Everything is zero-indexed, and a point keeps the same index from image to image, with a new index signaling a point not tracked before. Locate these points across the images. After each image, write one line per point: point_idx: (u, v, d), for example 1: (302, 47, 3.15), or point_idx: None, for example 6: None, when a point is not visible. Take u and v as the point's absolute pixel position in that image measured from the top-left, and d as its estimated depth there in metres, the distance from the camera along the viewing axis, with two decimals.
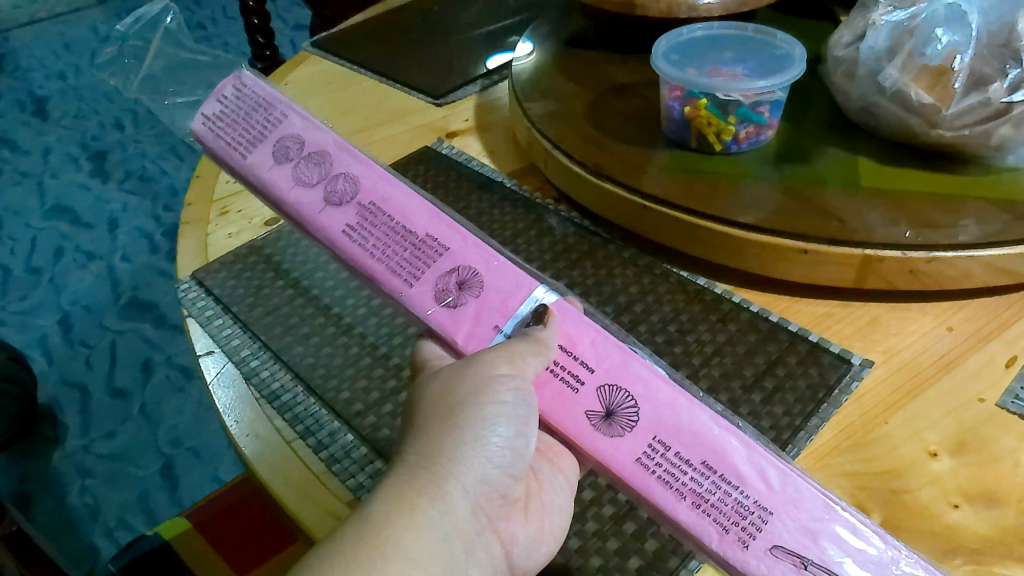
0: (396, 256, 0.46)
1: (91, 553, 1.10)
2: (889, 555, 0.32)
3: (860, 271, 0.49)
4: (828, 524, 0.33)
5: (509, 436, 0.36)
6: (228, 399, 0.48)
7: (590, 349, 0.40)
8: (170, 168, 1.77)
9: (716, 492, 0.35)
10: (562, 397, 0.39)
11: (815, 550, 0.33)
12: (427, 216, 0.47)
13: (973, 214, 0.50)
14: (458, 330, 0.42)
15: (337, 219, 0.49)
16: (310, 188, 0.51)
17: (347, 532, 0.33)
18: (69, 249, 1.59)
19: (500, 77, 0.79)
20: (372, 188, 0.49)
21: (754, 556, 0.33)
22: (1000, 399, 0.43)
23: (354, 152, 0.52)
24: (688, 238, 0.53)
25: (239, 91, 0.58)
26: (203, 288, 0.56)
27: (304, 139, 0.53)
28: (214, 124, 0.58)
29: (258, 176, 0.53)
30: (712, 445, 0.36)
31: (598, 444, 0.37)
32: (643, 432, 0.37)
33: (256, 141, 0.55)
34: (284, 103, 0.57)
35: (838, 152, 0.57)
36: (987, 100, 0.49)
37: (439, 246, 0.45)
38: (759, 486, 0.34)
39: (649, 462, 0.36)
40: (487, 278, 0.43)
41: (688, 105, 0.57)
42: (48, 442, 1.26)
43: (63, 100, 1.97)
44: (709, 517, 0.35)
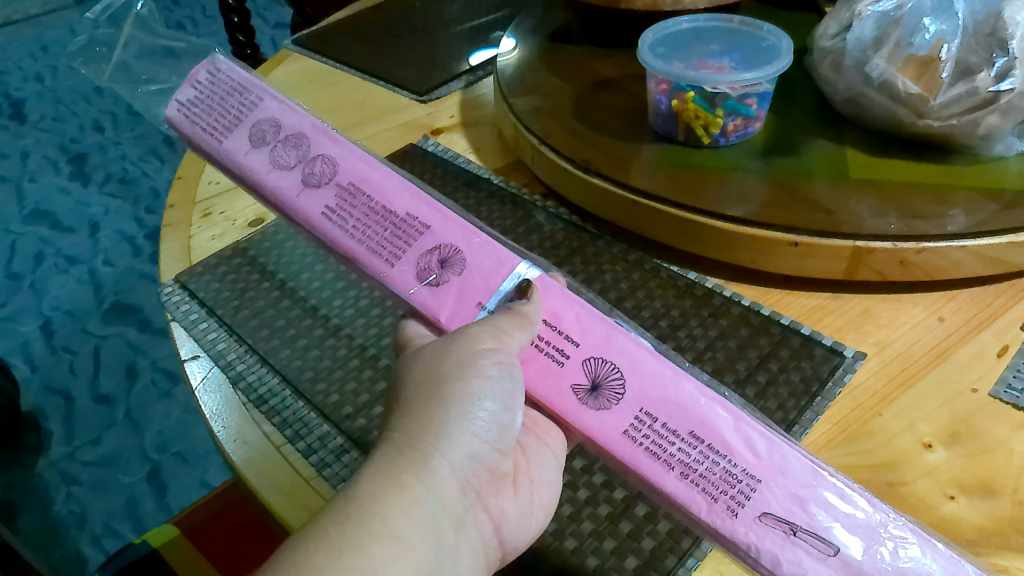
0: (376, 237, 0.46)
1: (79, 562, 1.09)
2: (877, 518, 0.32)
3: (851, 263, 0.49)
4: (815, 489, 0.33)
5: (496, 411, 0.35)
6: (214, 404, 0.47)
7: (574, 324, 0.39)
8: (150, 169, 1.75)
9: (704, 461, 0.35)
10: (547, 371, 0.38)
11: (803, 516, 0.33)
12: (408, 195, 0.46)
13: (962, 204, 0.50)
14: (440, 308, 0.42)
15: (315, 201, 0.48)
16: (288, 170, 0.50)
17: (331, 515, 0.31)
18: (49, 254, 1.57)
19: (484, 73, 0.79)
20: (350, 168, 0.49)
21: (743, 525, 0.33)
22: (992, 389, 0.43)
23: (331, 134, 0.51)
24: (679, 234, 0.53)
25: (215, 76, 0.58)
26: (186, 291, 0.55)
27: (280, 122, 0.53)
28: (190, 110, 0.57)
29: (234, 160, 0.52)
30: (698, 415, 0.36)
31: (585, 418, 0.37)
32: (629, 404, 0.37)
33: (232, 125, 0.54)
34: (260, 87, 0.56)
35: (826, 144, 0.57)
36: (974, 89, 0.49)
37: (419, 225, 0.45)
38: (745, 454, 0.34)
39: (636, 434, 0.36)
40: (469, 256, 0.43)
41: (675, 98, 0.56)
42: (31, 450, 1.24)
43: (40, 102, 1.94)
44: (697, 487, 0.34)
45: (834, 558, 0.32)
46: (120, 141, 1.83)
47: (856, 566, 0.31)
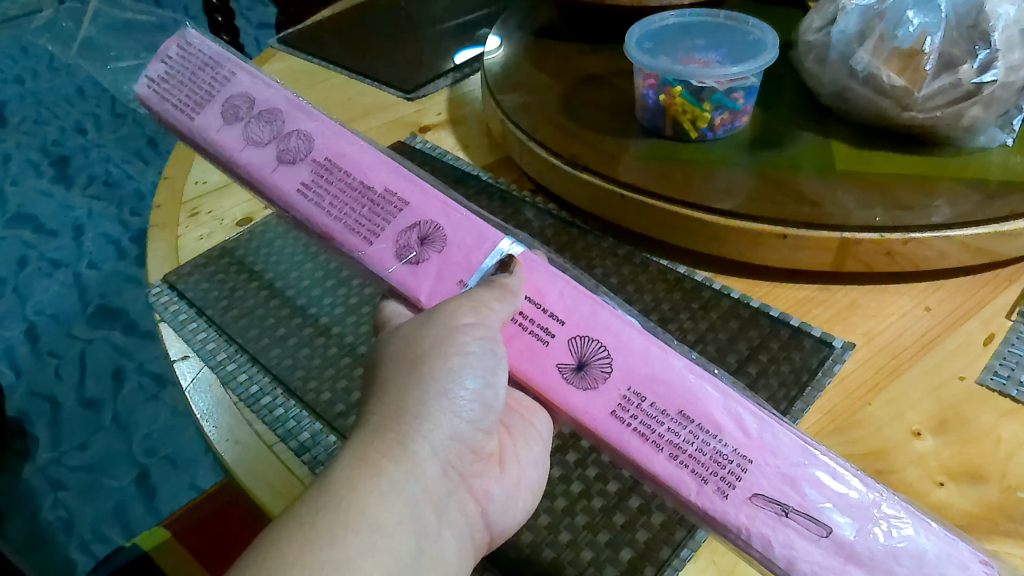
0: (353, 215, 0.46)
1: (67, 568, 1.08)
2: (869, 497, 0.33)
3: (838, 255, 0.50)
4: (807, 469, 0.34)
5: (477, 388, 0.35)
6: (205, 405, 0.47)
7: (558, 301, 0.40)
8: (134, 171, 1.74)
9: (694, 442, 0.35)
10: (531, 350, 0.39)
11: (795, 496, 0.33)
12: (387, 173, 0.47)
13: (946, 195, 0.50)
14: (420, 288, 0.42)
15: (290, 178, 0.48)
16: (262, 147, 0.50)
17: (308, 503, 0.31)
18: (33, 258, 1.55)
19: (470, 71, 0.79)
20: (326, 144, 0.49)
21: (733, 506, 0.33)
22: (979, 377, 0.44)
23: (306, 110, 0.51)
24: (668, 229, 0.53)
25: (184, 50, 0.57)
26: (175, 292, 0.55)
27: (253, 99, 0.52)
28: (159, 86, 0.56)
29: (206, 137, 0.52)
30: (686, 393, 0.36)
31: (571, 398, 0.37)
32: (616, 385, 0.37)
33: (203, 103, 0.54)
34: (231, 62, 0.56)
35: (811, 136, 0.57)
36: (957, 81, 0.50)
37: (398, 201, 0.45)
38: (736, 434, 0.35)
39: (624, 415, 0.36)
40: (449, 232, 0.43)
41: (662, 93, 0.56)
42: (17, 456, 1.23)
43: (21, 105, 1.92)
44: (687, 469, 0.35)
45: (826, 539, 0.32)
46: (103, 143, 1.82)
47: (849, 546, 0.32)
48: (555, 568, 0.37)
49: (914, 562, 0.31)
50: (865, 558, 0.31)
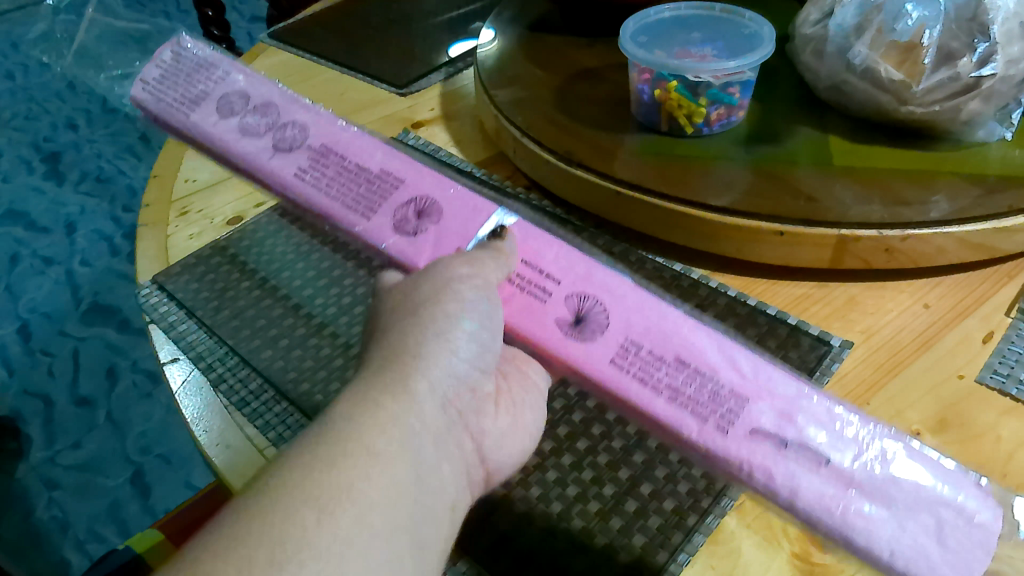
0: (351, 194, 0.45)
1: (62, 568, 1.08)
2: (863, 431, 0.33)
3: (836, 252, 0.49)
4: (801, 401, 0.34)
5: (474, 331, 0.35)
6: (195, 407, 0.46)
7: (553, 263, 0.40)
8: (127, 167, 1.73)
9: (692, 384, 0.35)
10: (531, 308, 0.39)
11: (792, 429, 0.33)
12: (382, 152, 0.46)
13: (945, 190, 0.50)
14: (417, 255, 0.41)
15: (287, 165, 0.48)
16: (258, 137, 0.49)
17: (307, 438, 0.30)
18: (25, 255, 1.54)
19: (464, 65, 0.78)
20: (324, 131, 0.48)
21: (735, 441, 0.34)
22: (978, 375, 0.43)
23: (303, 102, 0.51)
24: (664, 225, 0.52)
25: (178, 58, 0.56)
26: (164, 292, 0.54)
27: (250, 95, 0.52)
28: (156, 88, 0.55)
29: (203, 131, 0.51)
30: (680, 339, 0.37)
31: (570, 349, 0.38)
32: (614, 334, 0.37)
33: (200, 98, 0.53)
34: (226, 61, 0.55)
35: (809, 130, 0.57)
36: (956, 75, 0.49)
37: (394, 179, 0.45)
38: (731, 373, 0.35)
39: (622, 362, 0.37)
40: (444, 205, 0.43)
41: (657, 87, 0.55)
42: (11, 455, 1.22)
43: (12, 101, 1.91)
44: (687, 407, 0.35)
45: (825, 467, 0.33)
46: (95, 139, 1.81)
47: (847, 474, 0.32)
48: None
49: (907, 486, 0.32)
50: (864, 483, 0.32)
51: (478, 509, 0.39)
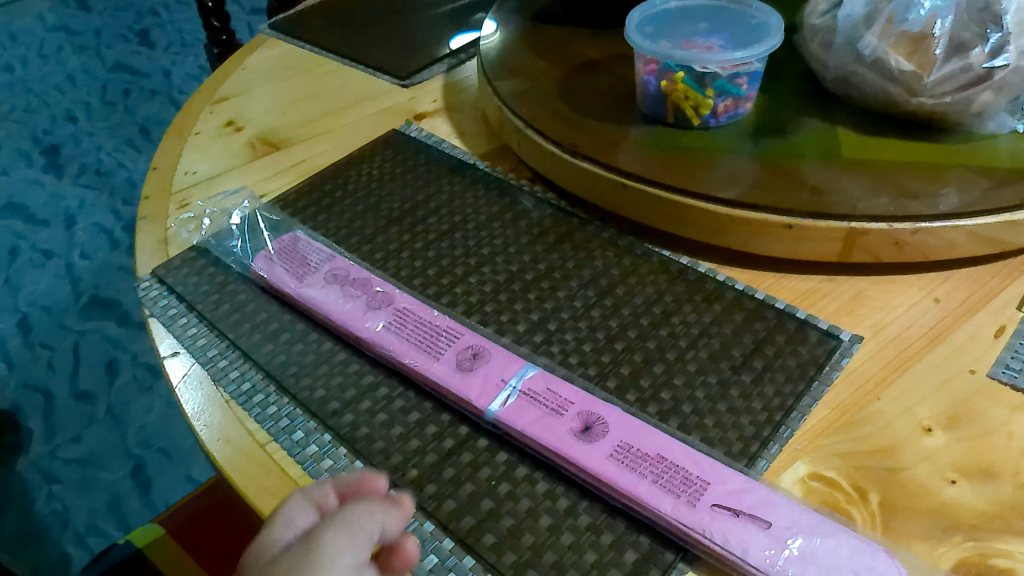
0: (409, 338, 0.46)
1: (63, 562, 1.07)
2: (816, 517, 0.35)
3: (845, 245, 0.48)
4: (757, 492, 0.36)
5: (356, 537, 0.30)
6: (195, 402, 0.45)
7: (569, 391, 0.41)
8: (126, 160, 1.72)
9: (670, 472, 0.37)
10: (542, 417, 0.40)
11: (752, 506, 0.35)
12: (435, 310, 0.48)
13: (954, 183, 0.49)
14: (470, 388, 0.42)
15: (360, 303, 0.48)
16: (335, 288, 0.49)
17: None
18: (24, 248, 1.53)
19: (466, 56, 0.77)
20: (398, 296, 0.49)
21: (703, 513, 0.35)
22: (990, 370, 0.43)
23: (383, 280, 0.50)
24: (670, 218, 0.52)
25: (257, 227, 0.57)
26: (164, 286, 0.53)
27: (335, 258, 0.52)
28: (251, 229, 0.56)
29: (284, 273, 0.51)
30: (664, 441, 0.38)
31: (575, 450, 0.38)
32: (609, 437, 0.39)
33: (286, 252, 0.53)
34: (309, 245, 0.53)
35: (816, 123, 0.56)
36: (968, 66, 0.48)
37: (449, 340, 0.45)
38: (705, 469, 0.37)
39: (618, 457, 0.38)
40: (497, 364, 0.43)
41: (663, 79, 0.55)
42: (10, 449, 1.21)
43: (10, 94, 1.90)
44: (664, 489, 0.36)
45: (773, 532, 0.34)
46: (94, 132, 1.80)
47: (804, 549, 0.33)
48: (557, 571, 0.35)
49: (852, 552, 0.33)
50: (818, 557, 0.33)
51: (484, 505, 0.38)
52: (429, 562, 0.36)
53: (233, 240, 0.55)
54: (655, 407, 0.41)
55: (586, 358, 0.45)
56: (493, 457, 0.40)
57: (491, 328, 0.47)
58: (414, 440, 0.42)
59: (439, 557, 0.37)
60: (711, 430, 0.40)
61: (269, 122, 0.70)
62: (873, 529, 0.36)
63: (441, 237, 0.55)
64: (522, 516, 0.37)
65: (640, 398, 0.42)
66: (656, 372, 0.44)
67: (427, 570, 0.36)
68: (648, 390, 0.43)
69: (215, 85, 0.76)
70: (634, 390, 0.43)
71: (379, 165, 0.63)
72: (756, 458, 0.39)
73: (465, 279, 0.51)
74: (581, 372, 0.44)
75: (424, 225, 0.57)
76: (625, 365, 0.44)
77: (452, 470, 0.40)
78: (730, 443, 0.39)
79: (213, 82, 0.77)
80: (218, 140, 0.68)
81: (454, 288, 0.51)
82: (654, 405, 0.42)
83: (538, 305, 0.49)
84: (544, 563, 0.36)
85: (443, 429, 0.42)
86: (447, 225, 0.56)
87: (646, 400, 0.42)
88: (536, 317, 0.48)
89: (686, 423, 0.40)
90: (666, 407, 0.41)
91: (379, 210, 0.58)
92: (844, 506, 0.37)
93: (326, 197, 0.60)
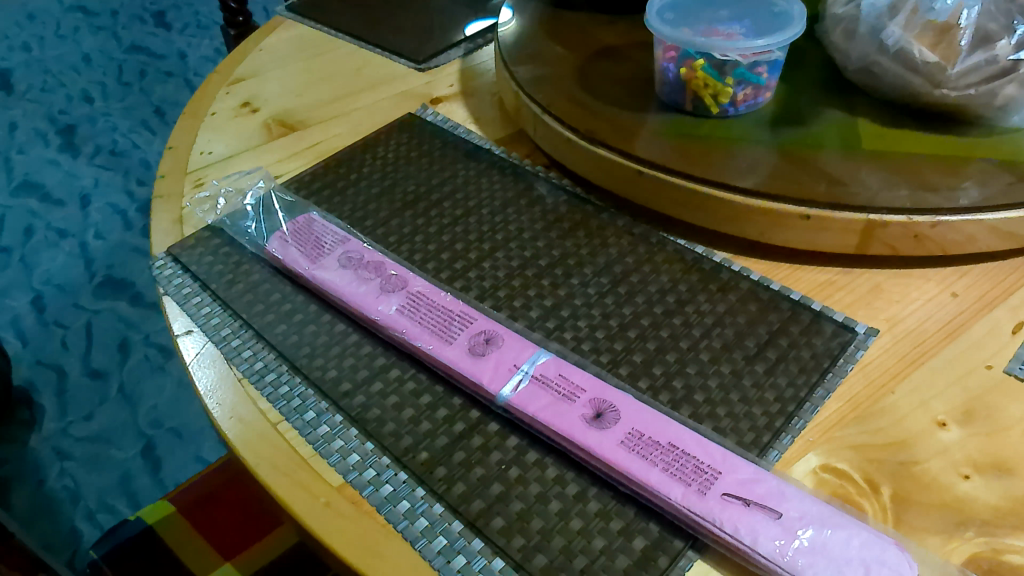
0: (422, 321, 0.45)
1: (73, 538, 1.09)
2: (828, 509, 0.34)
3: (863, 238, 0.48)
4: (768, 481, 0.35)
5: None
6: (208, 380, 0.45)
7: (581, 377, 0.41)
8: (141, 141, 1.72)
9: (681, 460, 0.37)
10: (554, 404, 0.40)
11: (762, 496, 0.35)
12: (448, 294, 0.48)
13: (975, 176, 0.49)
14: (481, 373, 0.42)
15: (373, 285, 0.48)
16: (348, 271, 0.49)
17: None
18: (39, 227, 1.55)
19: (483, 41, 0.76)
20: (411, 279, 0.48)
21: (713, 502, 0.35)
22: (1007, 366, 0.42)
23: (397, 262, 0.50)
24: (687, 207, 0.51)
25: (270, 208, 0.57)
26: (178, 265, 0.53)
27: (348, 239, 0.52)
28: (264, 210, 0.56)
29: (297, 254, 0.51)
30: (676, 430, 0.38)
31: (587, 437, 0.38)
32: (621, 424, 0.38)
33: (301, 232, 0.53)
34: (322, 226, 0.53)
35: (837, 114, 0.55)
36: (993, 57, 0.48)
37: (461, 325, 0.45)
38: (715, 457, 0.37)
39: (629, 444, 0.38)
40: (509, 349, 0.43)
41: (683, 66, 0.54)
42: (24, 426, 1.23)
43: (27, 73, 1.91)
44: (674, 476, 0.36)
45: (784, 523, 0.34)
46: (109, 112, 1.80)
47: (814, 541, 0.33)
48: (566, 556, 0.35)
49: (863, 544, 0.33)
50: (829, 548, 0.33)
51: (493, 489, 0.38)
52: (438, 544, 0.36)
53: (248, 220, 0.55)
54: (667, 396, 0.41)
55: (599, 345, 0.45)
56: (504, 441, 0.40)
57: (504, 313, 0.47)
58: (424, 423, 0.42)
59: (448, 539, 0.37)
60: (723, 420, 0.40)
61: (285, 104, 0.70)
62: (885, 522, 0.36)
63: (455, 222, 0.55)
64: (531, 501, 0.37)
65: (652, 385, 0.42)
66: (668, 361, 0.43)
67: (436, 552, 0.36)
68: (661, 378, 0.42)
69: (231, 66, 0.76)
70: (646, 377, 0.42)
71: (394, 148, 0.63)
72: (768, 449, 0.39)
73: (478, 263, 0.51)
74: (593, 358, 0.44)
75: (438, 209, 0.56)
76: (638, 353, 0.44)
77: (462, 453, 0.40)
78: (742, 433, 0.39)
79: (230, 62, 0.77)
80: (234, 121, 0.68)
81: (468, 273, 0.51)
82: (666, 393, 0.41)
83: (551, 291, 0.49)
84: (552, 548, 0.36)
85: (454, 412, 0.42)
86: (462, 210, 0.56)
87: (658, 388, 0.42)
88: (549, 303, 0.48)
89: (698, 412, 0.40)
90: (679, 395, 0.41)
91: (393, 193, 0.58)
92: (855, 499, 0.37)
93: (341, 180, 0.60)
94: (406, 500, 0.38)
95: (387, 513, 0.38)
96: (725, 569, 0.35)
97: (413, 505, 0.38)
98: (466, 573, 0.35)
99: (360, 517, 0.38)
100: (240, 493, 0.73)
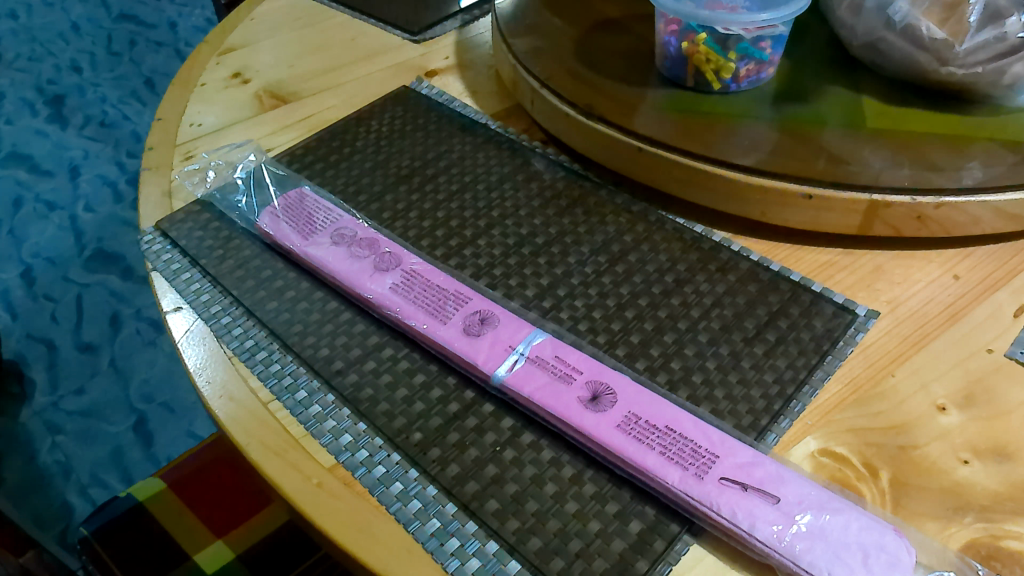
0: (416, 299, 0.45)
1: (65, 512, 1.08)
2: (826, 494, 0.34)
3: (865, 218, 0.47)
4: (765, 465, 0.35)
5: None
6: (198, 358, 0.45)
7: (578, 359, 0.40)
8: (132, 112, 1.70)
9: (676, 443, 0.36)
10: (550, 386, 0.39)
11: (759, 479, 0.34)
12: (444, 273, 0.47)
13: (980, 156, 0.48)
14: (477, 353, 0.41)
15: (365, 262, 0.47)
16: (339, 246, 0.48)
17: None
18: (27, 199, 1.52)
19: (479, 13, 0.75)
20: (406, 256, 0.48)
21: (710, 486, 0.34)
22: (1008, 350, 0.42)
23: (390, 239, 0.49)
24: (687, 184, 0.50)
25: (260, 182, 0.55)
26: (167, 240, 0.52)
27: (338, 213, 0.51)
28: (254, 187, 0.55)
29: (287, 230, 0.50)
30: (673, 413, 0.37)
31: (583, 419, 0.37)
32: (617, 407, 0.38)
33: (290, 207, 0.52)
34: (311, 201, 0.52)
35: (840, 90, 0.54)
36: (1002, 35, 0.46)
37: (458, 302, 0.44)
38: (711, 439, 0.36)
39: (626, 427, 0.37)
40: (505, 328, 0.42)
41: (685, 40, 0.53)
42: (14, 399, 1.21)
43: (14, 42, 1.87)
44: (672, 460, 0.35)
45: (782, 507, 0.33)
46: (98, 83, 1.77)
47: (811, 526, 0.33)
48: (561, 539, 0.35)
49: (861, 529, 0.32)
50: (826, 533, 0.32)
51: (488, 471, 0.38)
52: (431, 526, 0.36)
53: (238, 195, 0.54)
54: (665, 377, 0.41)
55: (596, 324, 0.44)
56: (499, 422, 0.40)
57: (500, 292, 0.46)
58: (418, 403, 0.41)
59: (442, 521, 0.36)
60: (721, 402, 0.39)
61: (276, 74, 0.69)
62: (883, 506, 0.36)
63: (450, 198, 0.54)
64: (526, 484, 0.37)
65: (649, 366, 0.41)
66: (666, 342, 0.43)
67: (429, 535, 0.36)
68: (658, 359, 0.42)
69: (222, 34, 0.74)
70: (644, 358, 0.42)
71: (388, 121, 0.61)
72: (766, 432, 0.38)
73: (473, 241, 0.50)
74: (590, 339, 0.43)
75: (434, 184, 0.55)
76: (635, 333, 0.43)
77: (456, 434, 0.39)
78: (740, 416, 0.39)
79: (221, 31, 0.75)
80: (224, 91, 0.67)
81: (463, 250, 0.50)
82: (663, 374, 0.41)
83: (548, 270, 0.48)
84: (547, 531, 0.35)
85: (448, 392, 0.41)
86: (457, 185, 0.55)
87: (656, 369, 0.41)
88: (545, 282, 0.47)
89: (696, 394, 0.40)
90: (676, 376, 0.41)
91: (388, 167, 0.57)
92: (854, 483, 0.37)
93: (334, 153, 0.58)
94: (399, 482, 0.38)
95: (380, 494, 0.37)
96: (722, 554, 0.35)
97: (406, 487, 0.38)
98: (459, 556, 0.35)
99: (351, 497, 0.37)
100: (230, 469, 0.73)
